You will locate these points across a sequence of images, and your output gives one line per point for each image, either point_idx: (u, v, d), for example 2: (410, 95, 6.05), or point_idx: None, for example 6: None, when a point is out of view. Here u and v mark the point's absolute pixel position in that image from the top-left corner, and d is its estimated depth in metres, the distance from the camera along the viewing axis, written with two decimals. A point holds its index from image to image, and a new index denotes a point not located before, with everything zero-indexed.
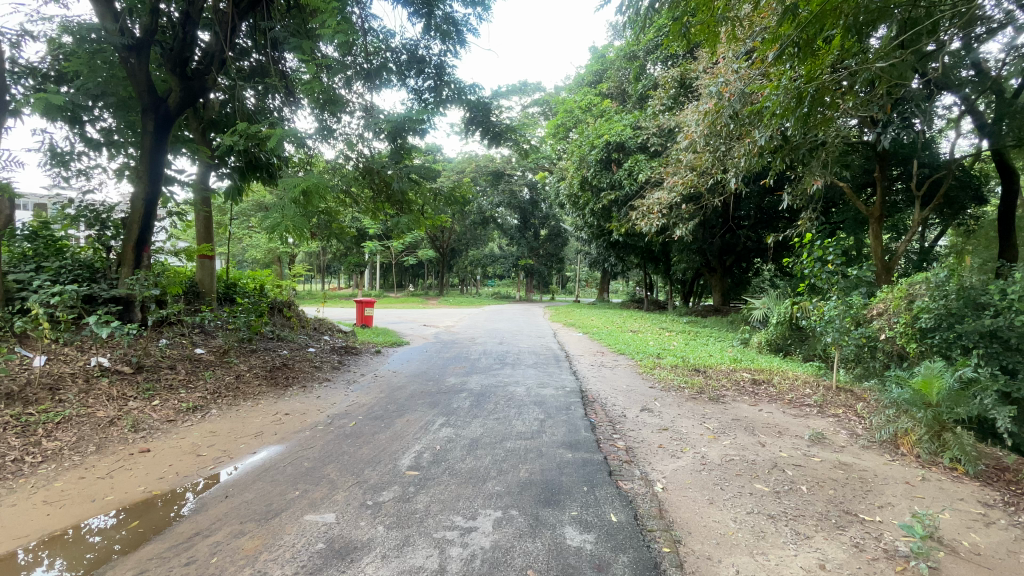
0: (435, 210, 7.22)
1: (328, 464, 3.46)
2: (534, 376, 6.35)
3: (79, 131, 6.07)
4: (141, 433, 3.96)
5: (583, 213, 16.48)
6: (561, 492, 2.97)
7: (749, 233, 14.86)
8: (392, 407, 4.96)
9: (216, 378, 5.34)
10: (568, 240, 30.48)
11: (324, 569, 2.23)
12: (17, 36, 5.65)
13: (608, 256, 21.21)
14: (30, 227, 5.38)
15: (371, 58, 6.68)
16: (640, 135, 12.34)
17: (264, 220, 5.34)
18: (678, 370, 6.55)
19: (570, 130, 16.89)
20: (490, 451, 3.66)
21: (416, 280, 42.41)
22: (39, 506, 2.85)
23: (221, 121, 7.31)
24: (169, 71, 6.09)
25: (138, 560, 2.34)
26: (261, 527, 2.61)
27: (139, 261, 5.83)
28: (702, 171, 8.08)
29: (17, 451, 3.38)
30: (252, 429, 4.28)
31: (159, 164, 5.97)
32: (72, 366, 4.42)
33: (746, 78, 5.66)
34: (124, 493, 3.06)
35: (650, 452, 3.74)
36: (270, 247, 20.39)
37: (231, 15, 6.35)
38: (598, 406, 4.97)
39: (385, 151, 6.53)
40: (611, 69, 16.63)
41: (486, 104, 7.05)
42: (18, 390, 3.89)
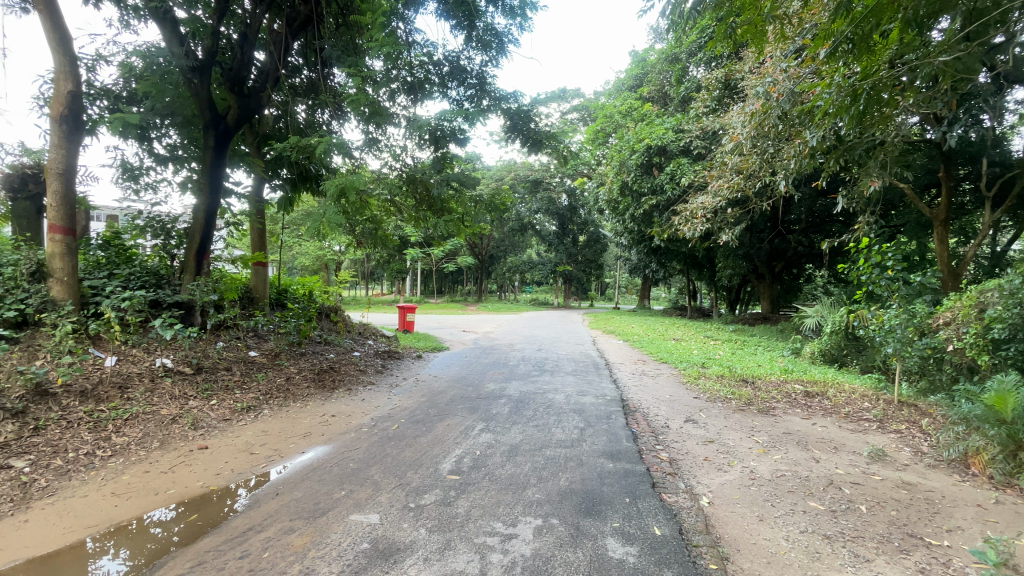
0: (475, 217, 7.31)
1: (372, 466, 3.55)
2: (573, 383, 6.28)
3: (148, 147, 6.56)
4: (199, 431, 4.19)
5: (623, 219, 16.24)
6: (603, 503, 2.91)
7: (799, 238, 14.19)
8: (434, 411, 5.04)
9: (269, 379, 5.61)
10: (607, 247, 30.13)
11: (369, 569, 2.27)
12: (93, 60, 6.14)
13: (650, 263, 20.79)
14: (103, 236, 5.77)
15: (415, 70, 6.85)
16: (683, 137, 12.13)
17: (311, 228, 5.55)
18: (725, 381, 6.31)
19: (610, 134, 16.80)
20: (530, 458, 3.65)
21: (455, 286, 43.03)
22: (108, 497, 3.06)
23: (274, 135, 7.60)
24: (228, 90, 6.47)
25: (196, 552, 2.47)
26: (309, 525, 2.71)
27: (199, 269, 6.22)
28: (749, 175, 7.79)
29: (89, 445, 3.63)
30: (301, 429, 4.45)
31: (219, 178, 6.35)
32: (139, 366, 4.71)
33: (796, 77, 5.45)
34: (183, 487, 3.23)
35: (696, 465, 3.62)
36: (317, 255, 21.17)
37: (284, 35, 6.75)
38: (640, 416, 4.85)
39: (427, 160, 6.74)
40: (652, 72, 16.46)
41: (526, 112, 7.00)
42: (92, 387, 4.19)
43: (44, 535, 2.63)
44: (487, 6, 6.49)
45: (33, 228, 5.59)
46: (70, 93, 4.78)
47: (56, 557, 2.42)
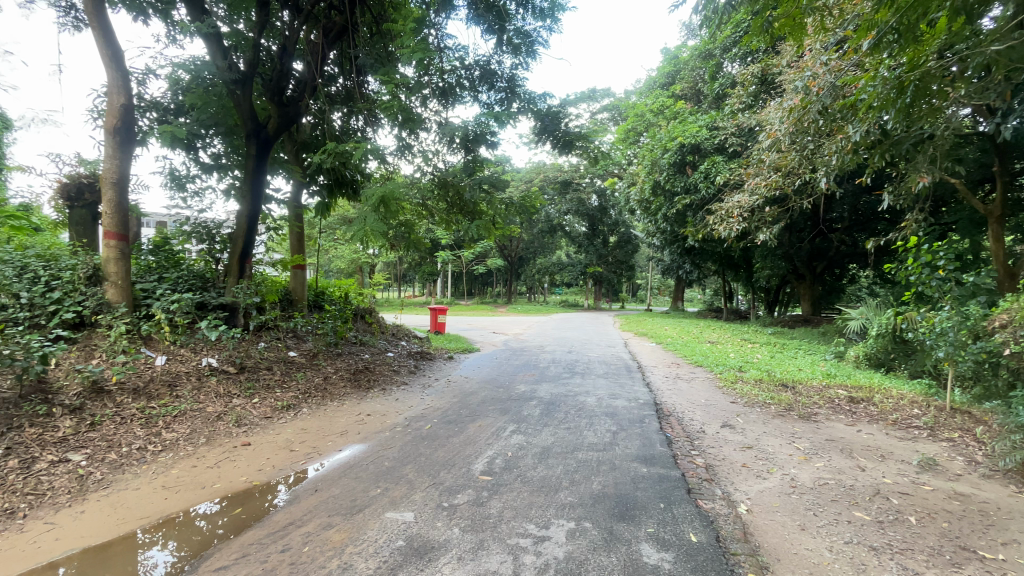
0: (505, 219, 7.34)
1: (406, 464, 3.62)
2: (604, 387, 6.21)
3: (194, 157, 6.89)
4: (243, 428, 4.37)
5: (656, 219, 15.98)
6: (637, 507, 2.87)
7: (842, 237, 13.62)
8: (466, 411, 5.09)
9: (307, 379, 5.77)
10: (638, 248, 29.69)
11: (404, 566, 2.31)
12: (143, 74, 6.50)
13: (684, 264, 20.37)
14: (154, 242, 6.09)
15: (446, 76, 6.96)
16: (718, 135, 11.88)
17: (356, 235, 5.77)
18: (763, 385, 6.12)
19: (641, 134, 16.61)
20: (561, 460, 3.64)
21: (485, 288, 43.27)
22: (159, 490, 3.23)
23: (312, 142, 7.83)
24: (268, 100, 6.69)
25: (240, 545, 2.57)
26: (346, 521, 2.78)
27: (242, 273, 6.46)
28: (788, 172, 7.54)
29: (142, 440, 3.83)
30: (338, 427, 4.58)
31: (260, 184, 6.59)
32: (186, 365, 4.95)
33: (837, 69, 5.26)
34: (228, 482, 3.38)
35: (733, 471, 3.53)
36: (352, 258, 21.67)
37: (321, 45, 6.96)
38: (675, 420, 4.76)
39: (459, 163, 6.78)
40: (685, 70, 16.17)
41: (556, 112, 6.94)
42: (144, 384, 4.42)
43: (99, 525, 2.78)
44: (517, 10, 6.55)
45: (91, 234, 5.95)
46: (122, 106, 5.07)
47: (110, 547, 2.57)
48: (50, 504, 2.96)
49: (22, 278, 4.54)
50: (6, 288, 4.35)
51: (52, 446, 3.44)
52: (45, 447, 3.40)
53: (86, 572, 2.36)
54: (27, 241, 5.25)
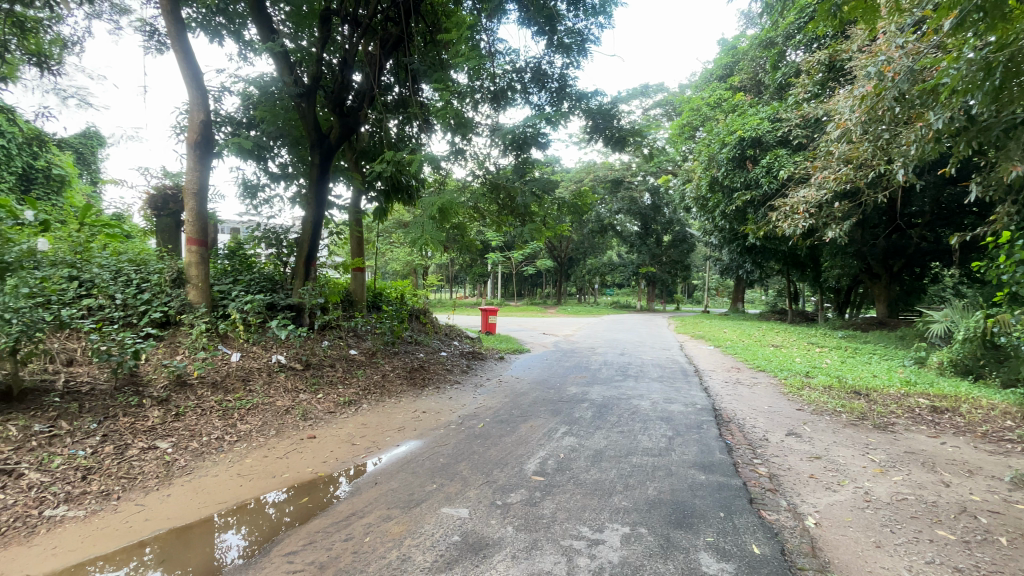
0: (556, 219, 7.31)
1: (461, 462, 3.70)
2: (659, 390, 6.06)
3: (264, 167, 7.36)
4: (309, 421, 4.63)
5: (713, 217, 15.40)
6: (695, 515, 2.79)
7: (922, 233, 12.54)
8: (517, 411, 5.13)
9: (366, 376, 6.04)
10: (694, 247, 28.64)
11: (460, 561, 2.37)
12: (218, 91, 7.01)
13: (743, 263, 19.47)
14: (229, 247, 6.55)
15: (498, 79, 7.06)
16: (781, 127, 11.35)
17: (413, 240, 5.99)
18: (833, 392, 5.75)
19: (698, 128, 16.26)
20: (615, 464, 3.59)
21: (535, 289, 43.35)
22: (235, 477, 3.48)
23: (370, 150, 8.16)
24: (330, 111, 7.05)
25: (307, 532, 2.73)
26: (404, 514, 2.88)
27: (307, 275, 6.82)
28: (860, 164, 7.03)
29: (220, 430, 4.14)
30: (396, 423, 4.75)
31: (324, 191, 6.94)
32: (258, 362, 5.29)
33: (915, 53, 4.89)
34: (296, 472, 3.59)
35: (799, 482, 3.34)
36: (406, 259, 22.37)
37: (379, 55, 7.25)
38: (735, 427, 4.57)
39: (510, 166, 6.83)
40: (744, 60, 15.50)
41: (608, 110, 6.84)
42: (221, 378, 4.78)
43: (183, 508, 3.04)
44: (568, 9, 6.53)
45: (175, 241, 6.50)
46: (202, 122, 5.49)
47: (191, 529, 2.79)
48: (141, 487, 3.25)
49: (118, 281, 5.03)
50: (104, 290, 4.85)
51: (143, 433, 3.78)
52: (137, 435, 3.74)
53: (171, 551, 2.57)
54: (122, 247, 5.80)
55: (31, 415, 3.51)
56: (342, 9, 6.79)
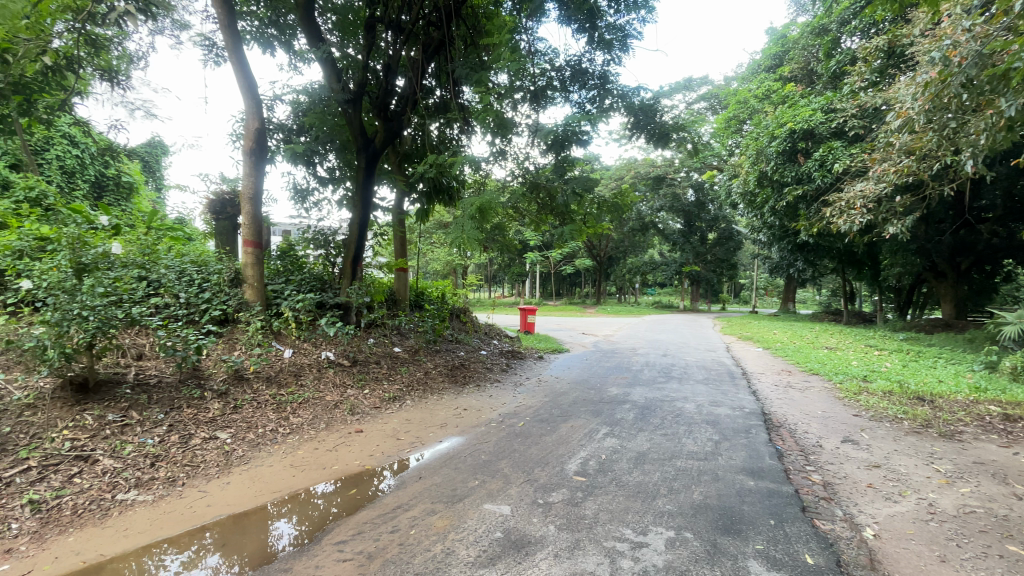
0: (596, 218, 7.23)
1: (501, 459, 3.73)
2: (705, 393, 5.89)
3: (313, 171, 7.67)
4: (356, 416, 4.80)
5: (761, 214, 14.80)
6: (743, 522, 2.71)
7: (994, 228, 11.63)
8: (558, 411, 5.12)
9: (410, 373, 6.19)
10: (741, 244, 27.61)
11: (503, 557, 2.40)
12: (271, 100, 7.36)
13: (794, 261, 18.62)
14: (281, 249, 6.87)
15: (537, 79, 7.06)
16: (835, 118, 10.82)
17: (455, 240, 6.07)
18: (894, 398, 5.43)
19: (744, 121, 15.98)
20: (658, 467, 3.52)
21: (574, 289, 43.04)
22: (289, 467, 3.66)
23: (413, 153, 8.34)
24: (375, 116, 7.25)
25: (356, 522, 2.83)
26: (448, 509, 2.94)
27: (354, 275, 7.06)
28: (924, 155, 6.59)
29: (275, 422, 4.36)
30: (438, 420, 4.84)
31: (369, 193, 7.15)
32: (309, 358, 5.52)
33: (985, 35, 4.55)
34: (345, 465, 3.73)
35: (856, 491, 3.18)
36: (447, 258, 22.71)
37: (421, 60, 7.40)
38: (786, 432, 4.40)
39: (549, 165, 6.81)
40: (794, 49, 14.86)
41: (651, 105, 6.71)
42: (275, 373, 5.02)
43: (241, 495, 3.22)
44: (609, 5, 6.46)
45: (232, 243, 6.87)
46: (257, 130, 5.77)
47: (248, 516, 2.95)
48: (203, 475, 3.47)
49: (182, 280, 5.35)
50: (169, 289, 5.14)
51: (204, 424, 4.03)
52: (199, 425, 3.99)
53: (229, 536, 2.73)
54: (184, 249, 6.18)
55: (105, 405, 3.80)
56: (386, 16, 6.97)
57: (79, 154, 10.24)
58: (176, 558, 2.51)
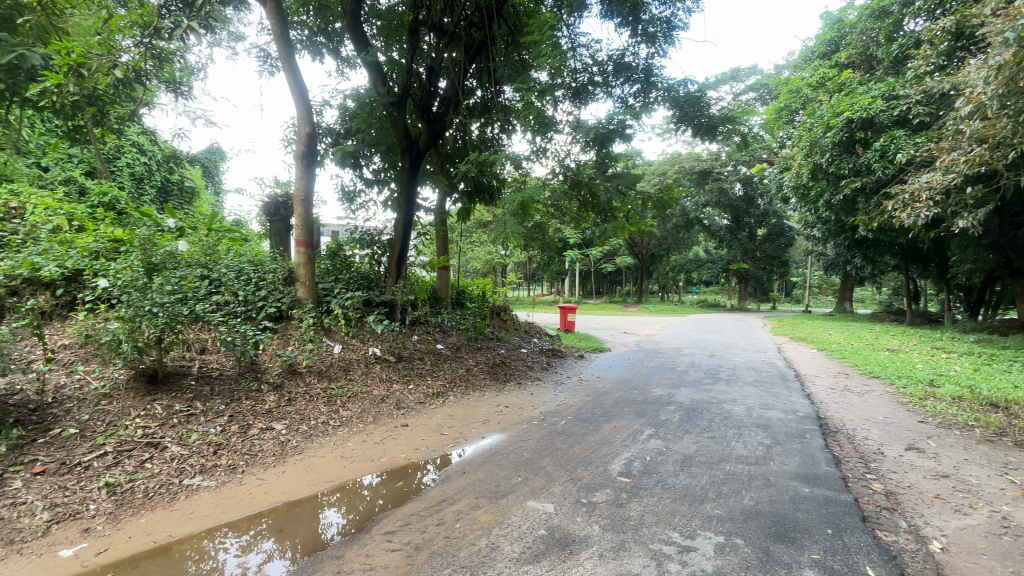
0: (640, 214, 7.09)
1: (544, 457, 3.74)
2: (755, 395, 5.68)
3: (360, 173, 7.91)
4: (401, 410, 4.93)
5: (816, 208, 14.09)
6: (798, 530, 2.60)
7: None
8: (600, 411, 5.07)
9: (452, 369, 6.30)
10: (793, 241, 26.38)
11: (547, 555, 2.40)
12: (320, 106, 7.65)
13: (852, 257, 17.61)
14: (331, 249, 7.13)
15: (579, 75, 6.98)
16: (897, 105, 10.19)
17: (498, 238, 6.11)
18: (964, 404, 5.06)
19: (797, 111, 15.31)
20: (706, 470, 3.43)
21: (615, 287, 42.39)
22: (339, 458, 3.80)
23: (455, 153, 8.44)
24: (418, 118, 7.39)
25: (403, 514, 2.91)
26: (492, 504, 2.98)
27: (399, 274, 7.23)
28: (1000, 143, 6.10)
29: (326, 415, 4.54)
30: (481, 416, 4.90)
31: (413, 194, 7.30)
32: (357, 354, 5.71)
33: None
34: (391, 457, 3.84)
35: (921, 502, 2.99)
36: (487, 256, 22.88)
37: (463, 61, 7.49)
38: (844, 438, 4.18)
39: (591, 162, 6.72)
40: (852, 34, 14.08)
41: (698, 97, 6.51)
42: (326, 368, 5.23)
43: (295, 484, 3.37)
44: None
45: (285, 243, 7.19)
46: (308, 134, 6.01)
47: (300, 504, 3.09)
48: (260, 463, 3.65)
49: (240, 279, 5.64)
50: (229, 287, 5.43)
51: (262, 415, 4.24)
52: (257, 416, 4.20)
53: (284, 523, 2.86)
54: (242, 250, 6.51)
55: (173, 395, 4.08)
56: (429, 19, 7.11)
57: (146, 161, 10.84)
58: (235, 542, 2.66)
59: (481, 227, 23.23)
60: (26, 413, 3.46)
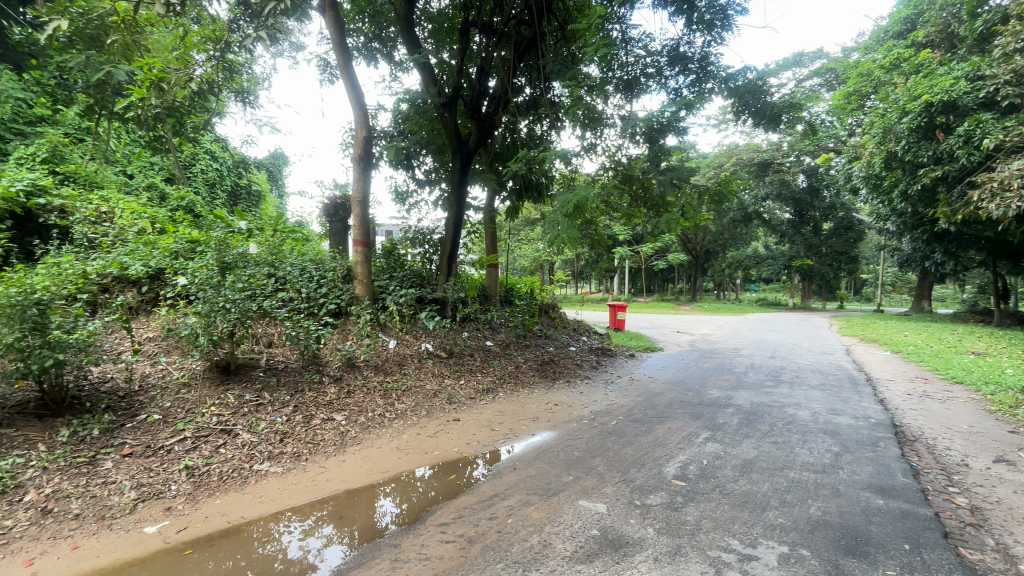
0: (694, 209, 6.85)
1: (595, 457, 3.71)
2: (821, 400, 5.37)
3: (412, 174, 8.13)
4: (453, 405, 5.03)
5: (889, 199, 13.11)
6: (870, 544, 2.44)
7: None
8: (652, 412, 4.96)
9: (502, 366, 6.35)
10: (863, 235, 24.65)
11: (600, 555, 2.38)
12: (375, 110, 7.92)
13: (932, 253, 16.21)
14: (385, 248, 7.35)
15: (631, 68, 6.86)
16: (984, 85, 9.32)
17: (550, 238, 6.08)
18: None
19: (868, 96, 14.31)
20: (768, 477, 3.28)
21: (667, 286, 41.20)
22: (395, 450, 3.93)
23: (503, 152, 8.48)
24: (469, 117, 7.49)
25: (456, 507, 2.97)
26: (543, 501, 2.98)
27: (450, 271, 7.37)
28: None
29: (382, 408, 4.70)
30: (531, 413, 4.92)
31: (463, 193, 7.40)
32: (410, 349, 5.88)
33: None
34: (445, 451, 3.93)
35: (1014, 519, 2.72)
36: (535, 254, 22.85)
37: (512, 59, 7.53)
38: (922, 448, 3.87)
39: (643, 156, 6.56)
40: (931, 10, 12.99)
41: (758, 85, 6.22)
42: (382, 362, 5.42)
43: (354, 473, 3.52)
44: None
45: (343, 243, 7.50)
46: (364, 137, 6.22)
47: (359, 493, 3.22)
48: (323, 452, 3.84)
49: (303, 277, 5.93)
50: (294, 284, 5.74)
51: (323, 406, 4.46)
52: (319, 407, 4.42)
53: (343, 510, 3.00)
54: (304, 249, 6.85)
55: (243, 386, 4.36)
56: (479, 20, 7.20)
57: (218, 167, 11.58)
58: (300, 525, 2.82)
59: (529, 225, 23.24)
60: (116, 400, 3.79)
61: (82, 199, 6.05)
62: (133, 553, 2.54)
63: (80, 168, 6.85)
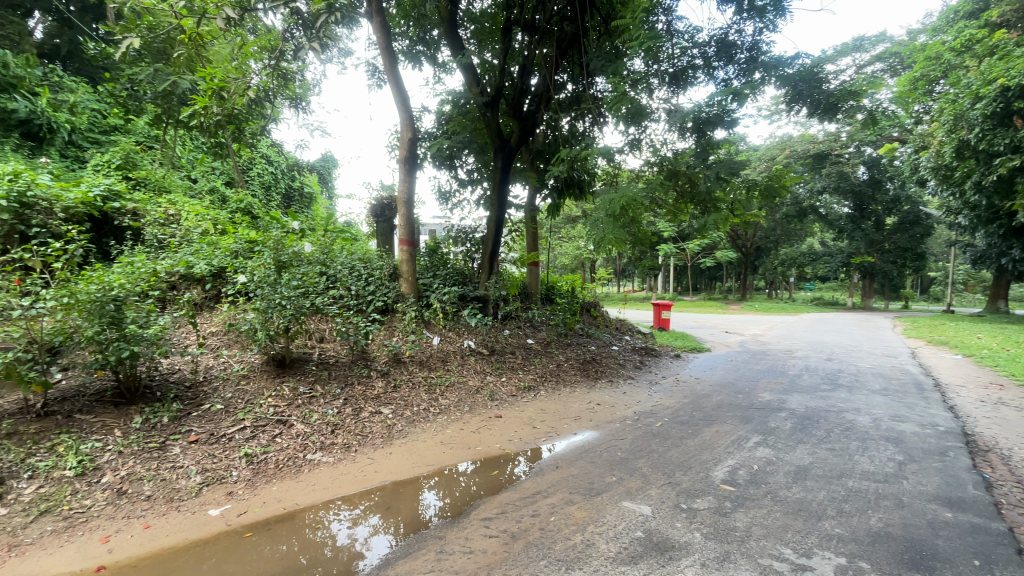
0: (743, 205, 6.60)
1: (640, 458, 3.65)
2: (882, 405, 5.06)
3: (455, 174, 8.26)
4: (495, 402, 5.09)
5: (962, 191, 12.15)
6: (937, 559, 2.29)
7: None
8: (699, 414, 4.83)
9: (543, 364, 6.36)
10: (932, 230, 22.95)
11: (644, 557, 2.35)
12: (420, 111, 8.09)
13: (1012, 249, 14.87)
14: (429, 247, 7.50)
15: (677, 60, 6.68)
16: None
17: (595, 240, 6.01)
18: None
19: (936, 81, 13.31)
20: (824, 485, 3.13)
21: (714, 284, 39.86)
22: (439, 444, 4.02)
23: (545, 149, 8.47)
24: (511, 116, 7.52)
25: (499, 502, 3.02)
26: (587, 501, 2.98)
27: (492, 269, 7.43)
28: None
29: (426, 402, 4.82)
30: (573, 412, 4.91)
31: (505, 191, 7.45)
32: (453, 346, 5.98)
33: None
34: (487, 446, 3.98)
35: None
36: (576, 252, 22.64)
37: (554, 57, 7.51)
38: (998, 458, 3.58)
39: (689, 150, 6.36)
40: None
41: (814, 71, 5.91)
42: (426, 358, 5.55)
43: (400, 465, 3.63)
44: None
45: (389, 242, 7.71)
46: (410, 139, 6.37)
47: (405, 485, 3.32)
48: (371, 444, 3.98)
49: (352, 275, 6.16)
50: (344, 282, 5.98)
51: (371, 400, 4.61)
52: (367, 401, 4.58)
53: (390, 501, 3.10)
54: (353, 249, 7.10)
55: (297, 378, 4.58)
56: (522, 18, 7.22)
57: (273, 170, 12.16)
58: (349, 514, 2.94)
59: (570, 223, 23.05)
60: (183, 390, 4.07)
61: (153, 202, 6.51)
62: (199, 533, 2.73)
63: (151, 174, 7.38)
